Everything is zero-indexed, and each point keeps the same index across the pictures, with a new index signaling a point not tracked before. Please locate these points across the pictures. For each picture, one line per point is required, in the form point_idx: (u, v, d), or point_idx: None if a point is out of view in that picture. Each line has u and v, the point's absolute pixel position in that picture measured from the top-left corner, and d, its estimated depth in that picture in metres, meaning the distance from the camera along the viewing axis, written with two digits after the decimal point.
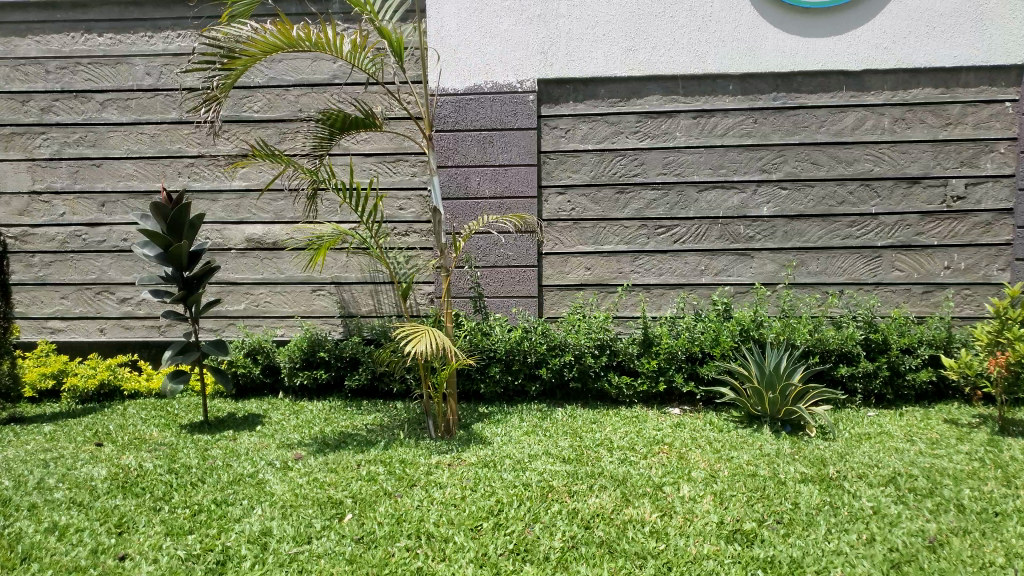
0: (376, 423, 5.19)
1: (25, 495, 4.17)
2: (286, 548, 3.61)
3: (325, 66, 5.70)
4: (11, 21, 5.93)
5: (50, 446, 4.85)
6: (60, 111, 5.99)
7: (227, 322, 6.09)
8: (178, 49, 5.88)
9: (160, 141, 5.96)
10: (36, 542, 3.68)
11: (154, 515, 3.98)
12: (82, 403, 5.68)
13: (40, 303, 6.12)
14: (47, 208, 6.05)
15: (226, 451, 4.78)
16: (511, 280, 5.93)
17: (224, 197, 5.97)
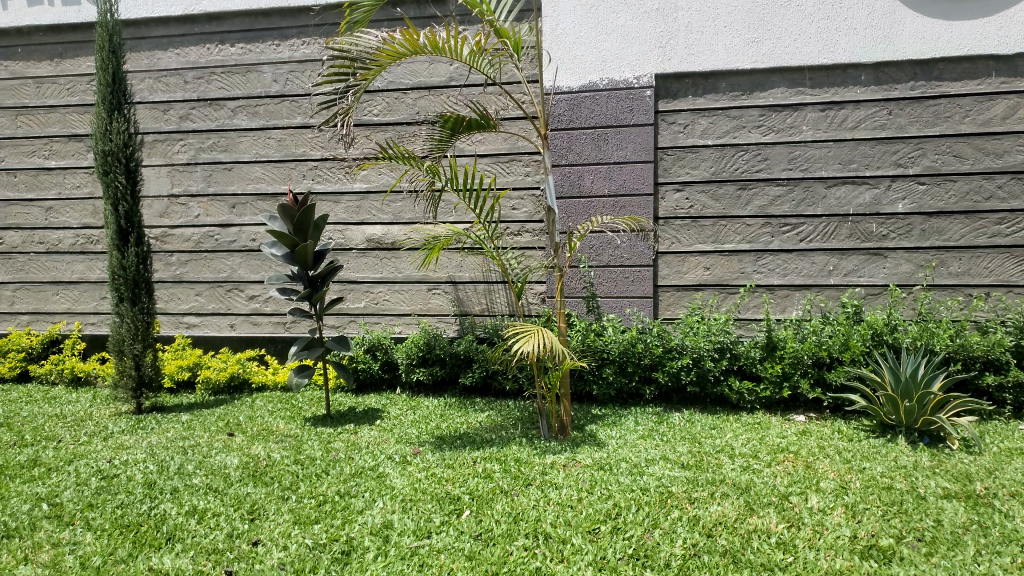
0: (490, 421, 5.23)
1: (167, 479, 4.46)
2: (407, 542, 3.68)
3: (442, 68, 5.80)
4: (154, 35, 6.35)
5: (188, 435, 5.16)
6: (196, 118, 6.35)
7: (349, 319, 6.30)
8: (304, 56, 6.11)
9: (286, 145, 6.22)
10: (178, 524, 3.93)
11: (282, 504, 4.15)
12: (215, 395, 6.00)
13: (178, 299, 6.53)
14: (184, 210, 6.45)
15: (348, 444, 4.93)
16: (626, 280, 5.84)
17: (346, 198, 6.17)
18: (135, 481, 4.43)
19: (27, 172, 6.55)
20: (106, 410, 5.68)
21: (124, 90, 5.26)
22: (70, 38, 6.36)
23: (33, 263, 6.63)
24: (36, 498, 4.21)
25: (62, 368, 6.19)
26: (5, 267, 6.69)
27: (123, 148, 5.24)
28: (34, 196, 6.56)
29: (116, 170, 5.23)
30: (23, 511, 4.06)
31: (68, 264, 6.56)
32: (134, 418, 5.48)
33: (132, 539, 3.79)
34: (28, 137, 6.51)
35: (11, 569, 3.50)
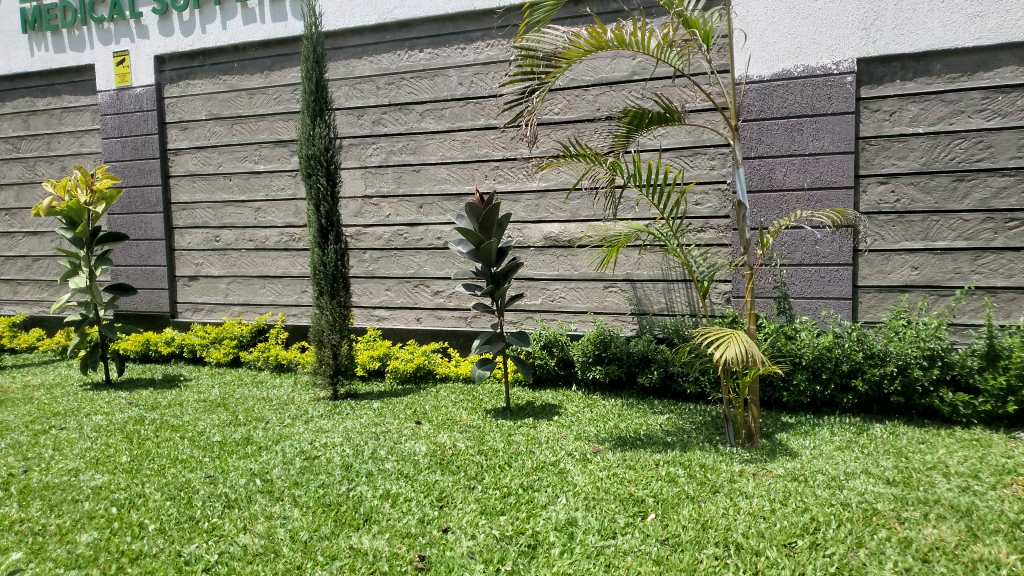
0: (671, 424, 5.08)
1: (362, 463, 4.72)
2: (592, 541, 3.65)
3: (624, 63, 5.71)
4: (351, 45, 6.76)
5: (379, 421, 5.44)
6: (387, 122, 6.69)
7: (526, 315, 6.39)
8: (488, 58, 6.26)
9: (470, 146, 6.40)
10: (374, 506, 4.15)
11: (468, 493, 4.26)
12: (402, 384, 6.29)
13: (369, 293, 6.95)
14: (376, 210, 6.82)
15: (529, 438, 4.98)
16: (821, 279, 5.50)
17: (526, 197, 6.25)
18: (334, 463, 4.73)
19: (240, 176, 7.20)
20: (307, 395, 6.11)
21: (326, 97, 5.61)
22: (278, 51, 6.92)
23: (244, 259, 7.29)
24: (251, 473, 4.62)
25: (268, 355, 6.74)
26: (221, 263, 7.40)
27: (324, 152, 5.60)
28: (245, 198, 7.20)
29: (318, 173, 5.60)
30: (240, 484, 4.47)
31: (275, 260, 7.15)
32: (331, 403, 5.86)
33: (334, 517, 4.04)
34: (241, 143, 7.14)
35: (234, 537, 3.86)
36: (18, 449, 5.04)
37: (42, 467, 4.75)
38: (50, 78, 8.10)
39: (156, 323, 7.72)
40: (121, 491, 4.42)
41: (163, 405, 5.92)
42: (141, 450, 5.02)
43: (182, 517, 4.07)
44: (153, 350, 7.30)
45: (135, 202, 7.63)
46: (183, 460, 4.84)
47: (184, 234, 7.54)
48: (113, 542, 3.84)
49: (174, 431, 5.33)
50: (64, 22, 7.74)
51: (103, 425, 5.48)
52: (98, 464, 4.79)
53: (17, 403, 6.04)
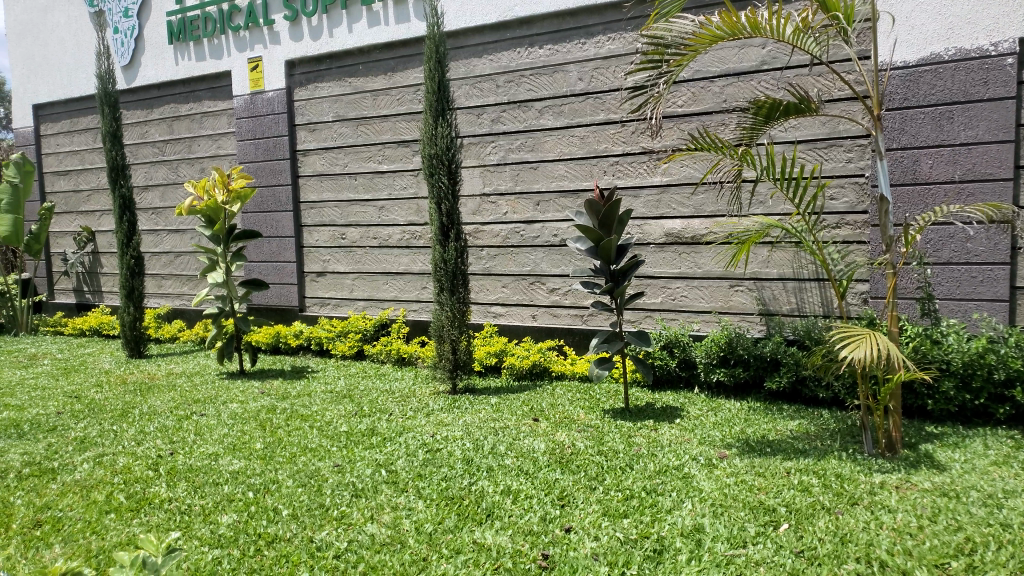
0: (802, 430, 4.84)
1: (483, 458, 4.75)
2: (721, 549, 3.51)
3: (754, 53, 5.50)
4: (471, 44, 6.83)
5: (498, 417, 5.46)
6: (506, 120, 6.72)
7: (646, 314, 6.27)
8: (609, 52, 6.16)
9: (589, 142, 6.33)
10: (496, 502, 4.16)
11: (590, 493, 4.20)
12: (519, 381, 6.30)
13: (487, 290, 7.00)
14: (494, 208, 6.86)
15: (650, 440, 4.86)
16: (973, 280, 5.09)
17: (647, 192, 6.12)
18: (455, 457, 4.79)
19: (365, 176, 7.41)
20: (426, 388, 6.21)
21: (447, 97, 5.66)
22: (401, 53, 7.08)
23: (368, 256, 7.51)
24: (376, 464, 4.74)
25: (390, 349, 6.92)
26: (346, 260, 7.67)
27: (446, 151, 5.66)
28: (370, 197, 7.41)
29: (439, 172, 5.67)
30: (367, 474, 4.59)
31: (396, 257, 7.34)
32: (450, 397, 5.94)
33: (457, 511, 4.08)
34: (365, 144, 7.36)
35: (362, 526, 3.97)
36: (165, 433, 5.39)
37: (186, 450, 5.06)
38: (192, 85, 8.63)
39: (285, 317, 8.09)
40: (257, 476, 4.64)
41: (293, 395, 6.18)
42: (274, 438, 5.25)
43: (313, 504, 4.23)
44: (283, 342, 7.65)
45: (267, 202, 8.01)
46: (313, 448, 5.03)
47: (311, 232, 7.85)
48: (251, 525, 4.03)
49: (303, 421, 5.55)
50: (205, 32, 8.23)
51: (239, 412, 5.78)
52: (236, 450, 5.05)
53: (162, 389, 6.47)
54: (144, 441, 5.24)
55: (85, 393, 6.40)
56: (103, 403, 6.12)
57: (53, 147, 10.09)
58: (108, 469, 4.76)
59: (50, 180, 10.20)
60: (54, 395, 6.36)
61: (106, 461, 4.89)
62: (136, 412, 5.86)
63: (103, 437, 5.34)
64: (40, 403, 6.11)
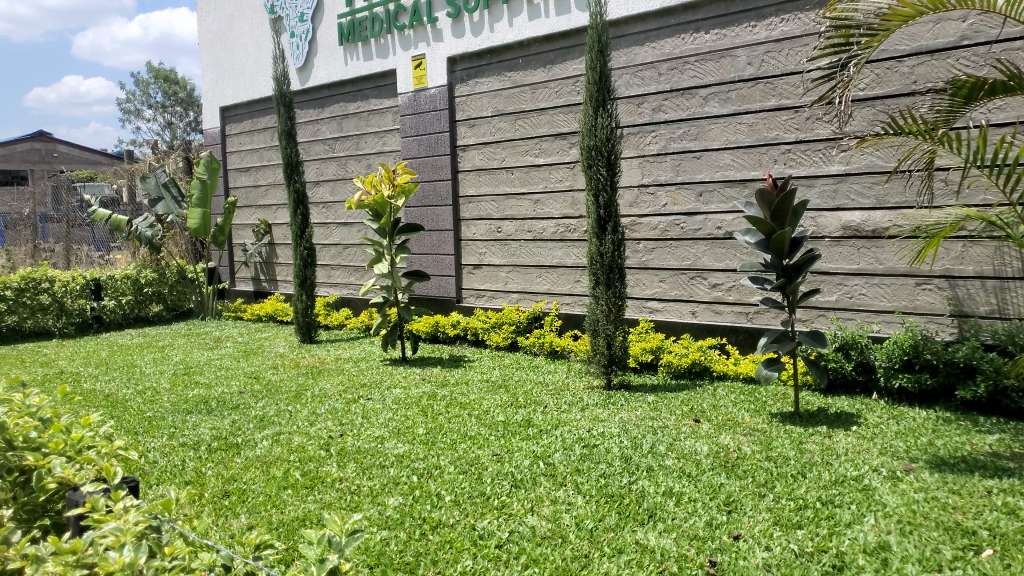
0: (1003, 446, 4.35)
1: (642, 457, 4.62)
2: (911, 571, 3.20)
3: (952, 27, 5.03)
4: (634, 32, 6.69)
5: (656, 415, 5.31)
6: (668, 109, 6.52)
7: (818, 313, 5.89)
8: (782, 34, 5.82)
9: (758, 129, 6.02)
10: (658, 503, 4.03)
11: (759, 501, 3.98)
12: (677, 379, 6.12)
13: (644, 285, 6.84)
14: (653, 199, 6.69)
15: (823, 448, 4.54)
16: None
17: (821, 182, 5.74)
18: (613, 454, 4.70)
19: (521, 169, 7.45)
20: (581, 382, 6.16)
21: (609, 86, 5.54)
22: (561, 45, 7.04)
23: (523, 249, 7.54)
24: (534, 456, 4.74)
25: (543, 342, 6.92)
26: (502, 252, 7.75)
27: (606, 142, 5.55)
28: (526, 190, 7.43)
29: (598, 163, 5.57)
30: (525, 466, 4.61)
31: (551, 249, 7.31)
32: (605, 392, 5.85)
33: (618, 509, 4.00)
34: (523, 137, 7.39)
35: (523, 518, 3.97)
36: (335, 414, 5.68)
37: (354, 432, 5.29)
38: (359, 84, 9.05)
39: (444, 307, 8.32)
40: (420, 461, 4.78)
41: (451, 382, 6.33)
42: (435, 424, 5.39)
43: (475, 493, 4.29)
44: (441, 332, 7.87)
45: (428, 195, 8.26)
46: (472, 436, 5.11)
47: (469, 225, 8.01)
48: (417, 508, 4.15)
49: (462, 409, 5.66)
50: (372, 32, 8.59)
51: (402, 398, 5.99)
52: (399, 434, 5.23)
53: (331, 373, 6.83)
54: (317, 422, 5.54)
55: (264, 374, 6.88)
56: (279, 383, 6.56)
57: (236, 146, 10.93)
58: (285, 447, 5.07)
59: (233, 176, 11.06)
60: (237, 374, 6.88)
61: (283, 439, 5.21)
62: (308, 394, 6.22)
63: (280, 416, 5.70)
64: (225, 382, 6.63)
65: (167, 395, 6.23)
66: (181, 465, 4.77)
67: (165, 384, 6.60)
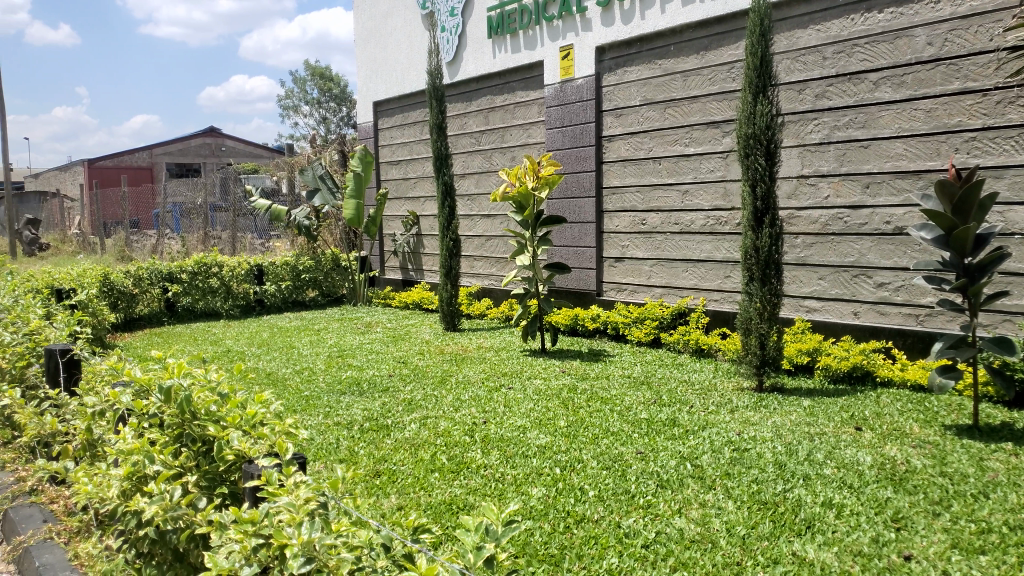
0: None
1: (798, 464, 4.37)
2: None
3: None
4: (797, 14, 6.34)
5: (813, 421, 5.01)
6: (834, 95, 6.13)
7: (1003, 318, 5.36)
8: (969, 10, 5.32)
9: (937, 116, 5.53)
10: (817, 514, 3.79)
11: (933, 519, 3.66)
12: (834, 384, 5.75)
13: (800, 282, 6.49)
14: (813, 191, 6.32)
15: (1009, 467, 4.11)
16: None
17: (1011, 173, 5.20)
18: (766, 459, 4.47)
19: (669, 159, 7.25)
20: (729, 382, 5.91)
21: (770, 72, 5.26)
22: (716, 30, 6.78)
23: (669, 242, 7.35)
24: (681, 456, 4.60)
25: (689, 339, 6.72)
26: (646, 245, 7.59)
27: (766, 131, 5.29)
28: (673, 181, 7.23)
29: (756, 152, 5.32)
30: (671, 466, 4.48)
31: (699, 243, 7.08)
32: (756, 394, 5.59)
33: (771, 517, 3.80)
34: (672, 127, 7.18)
35: (669, 519, 3.86)
36: (478, 402, 5.76)
37: (497, 420, 5.35)
38: (506, 76, 9.13)
39: (584, 300, 8.26)
40: (562, 453, 4.75)
41: (592, 376, 6.28)
42: (577, 417, 5.35)
43: (619, 490, 4.21)
44: (580, 325, 7.82)
45: (572, 186, 8.22)
46: (615, 432, 5.03)
47: (613, 217, 7.89)
48: (559, 501, 4.12)
49: (604, 403, 5.58)
50: (521, 24, 8.65)
51: (543, 389, 6.00)
52: (541, 425, 5.23)
53: (474, 360, 6.95)
54: (461, 408, 5.65)
55: (411, 359, 7.10)
56: (425, 368, 6.76)
57: (387, 140, 11.36)
58: (432, 430, 5.20)
59: (384, 169, 11.51)
60: (386, 358, 7.15)
61: (430, 423, 5.35)
62: (453, 380, 6.37)
63: (427, 400, 5.86)
64: (375, 365, 6.91)
65: (323, 375, 6.57)
66: (336, 443, 5.00)
67: (321, 365, 6.97)
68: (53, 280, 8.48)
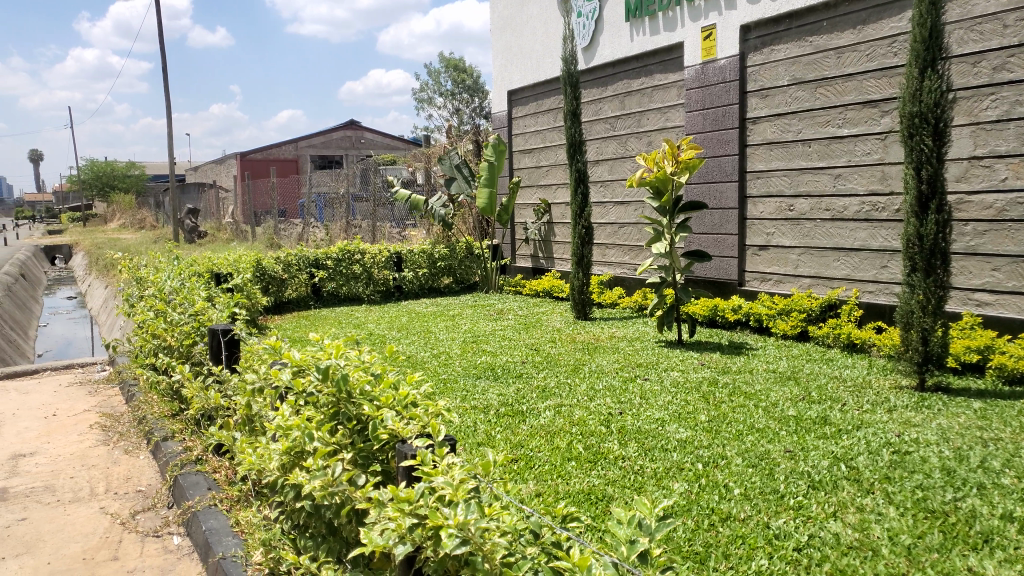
0: None
1: (970, 472, 4.00)
2: None
3: None
4: None
5: (985, 425, 4.58)
6: (1015, 67, 5.56)
7: None
8: None
9: None
10: (995, 527, 3.45)
11: None
12: (1010, 386, 5.23)
13: (969, 273, 5.97)
14: (987, 173, 5.78)
15: None
16: None
17: None
18: (932, 464, 4.13)
19: (820, 142, 6.84)
20: (886, 380, 5.51)
21: (941, 44, 4.83)
22: (876, 2, 6.32)
23: (818, 230, 6.95)
24: (834, 457, 4.33)
25: (839, 333, 6.33)
26: (793, 233, 7.22)
27: (934, 108, 4.86)
28: (825, 164, 6.82)
29: (922, 132, 4.91)
30: (824, 467, 4.22)
31: (852, 231, 6.65)
32: (918, 394, 5.18)
33: (940, 527, 3.50)
34: (824, 108, 6.77)
35: (824, 522, 3.63)
36: (613, 392, 5.67)
37: (633, 412, 5.24)
38: (644, 60, 8.93)
39: (724, 291, 7.97)
40: (704, 449, 4.58)
41: (733, 370, 6.03)
42: (718, 412, 5.15)
43: (767, 489, 4.01)
44: (720, 316, 7.55)
45: (713, 172, 7.93)
46: (760, 429, 4.81)
47: (757, 203, 7.55)
48: (702, 498, 3.97)
49: (747, 399, 5.35)
50: (661, 6, 8.42)
51: (680, 381, 5.83)
52: (681, 418, 5.07)
53: (607, 350, 6.86)
54: (596, 397, 5.57)
55: (543, 347, 7.10)
56: (558, 356, 6.73)
57: (521, 128, 11.41)
58: (567, 419, 5.17)
59: (517, 158, 11.58)
60: (519, 345, 7.19)
61: (565, 411, 5.32)
62: (586, 368, 6.31)
63: (561, 388, 5.83)
64: (508, 352, 6.95)
65: (459, 360, 6.69)
66: (473, 427, 5.06)
67: (456, 350, 7.10)
68: (213, 265, 9.10)
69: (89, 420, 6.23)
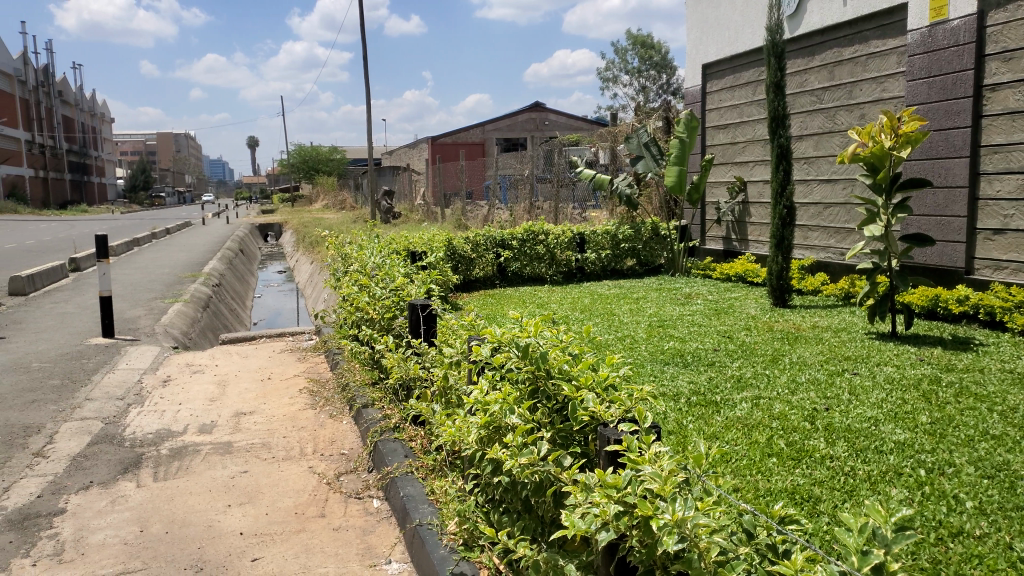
0: None
1: None
2: None
3: None
4: None
5: None
6: None
7: None
8: None
9: None
10: None
11: None
12: None
13: None
14: None
15: None
16: None
17: None
18: None
19: None
20: None
21: None
22: None
23: None
24: None
25: None
26: None
27: None
28: None
29: None
30: None
31: None
32: None
33: None
34: None
35: None
36: (817, 386, 5.26)
37: (842, 408, 4.81)
38: (859, 25, 8.21)
39: (947, 279, 7.17)
40: (927, 454, 4.11)
41: (959, 368, 5.38)
42: (943, 414, 4.61)
43: (1008, 505, 3.51)
44: (942, 308, 6.78)
45: (938, 146, 7.13)
46: (995, 436, 4.24)
47: (992, 181, 6.70)
48: (927, 509, 3.54)
49: (978, 401, 4.74)
50: None
51: (896, 377, 5.29)
52: (898, 419, 4.59)
53: (809, 341, 6.38)
54: (798, 391, 5.19)
55: (737, 335, 6.74)
56: (753, 345, 6.36)
57: (715, 104, 10.94)
58: (766, 412, 4.85)
59: (710, 134, 11.11)
60: (710, 332, 6.88)
61: (763, 404, 5.00)
62: (786, 359, 5.91)
63: (758, 379, 5.50)
64: (699, 338, 6.67)
65: (646, 344, 6.52)
66: (664, 414, 4.89)
67: (643, 334, 6.92)
68: (409, 244, 9.53)
69: (299, 384, 6.74)
